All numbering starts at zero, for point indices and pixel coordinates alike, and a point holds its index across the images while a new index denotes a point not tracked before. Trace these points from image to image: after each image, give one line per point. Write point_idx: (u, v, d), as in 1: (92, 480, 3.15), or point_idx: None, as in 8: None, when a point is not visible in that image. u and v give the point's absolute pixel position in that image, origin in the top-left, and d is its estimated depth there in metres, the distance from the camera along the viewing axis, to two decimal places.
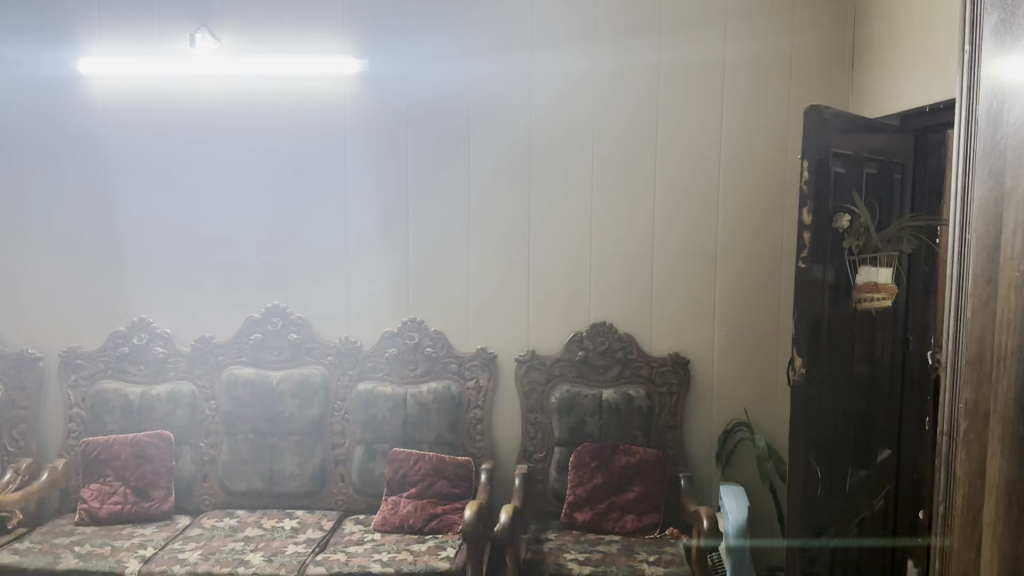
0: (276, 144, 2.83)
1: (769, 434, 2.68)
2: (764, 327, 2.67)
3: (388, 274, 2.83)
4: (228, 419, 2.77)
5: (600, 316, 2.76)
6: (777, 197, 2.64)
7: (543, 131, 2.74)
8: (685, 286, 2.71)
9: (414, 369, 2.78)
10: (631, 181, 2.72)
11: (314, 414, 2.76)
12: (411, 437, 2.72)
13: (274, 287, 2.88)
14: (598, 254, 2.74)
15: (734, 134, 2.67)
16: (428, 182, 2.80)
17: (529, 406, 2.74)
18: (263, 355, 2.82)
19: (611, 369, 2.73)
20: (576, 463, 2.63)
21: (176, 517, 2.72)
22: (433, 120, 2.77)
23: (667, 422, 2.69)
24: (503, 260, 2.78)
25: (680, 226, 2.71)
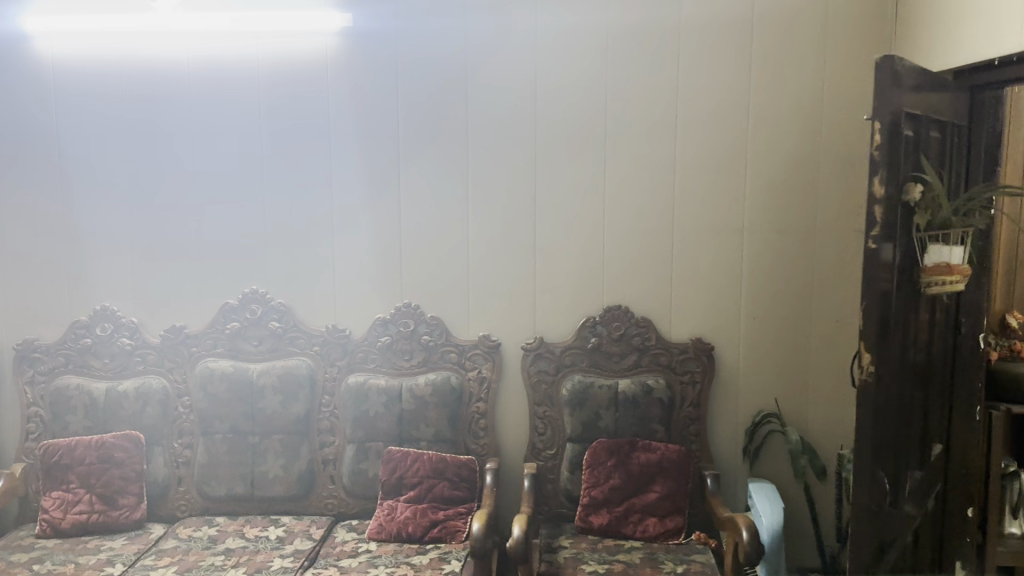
0: (250, 111, 2.53)
1: (802, 424, 2.49)
2: (795, 307, 2.45)
3: (378, 255, 2.55)
4: (204, 417, 2.50)
5: (614, 299, 2.50)
6: (811, 164, 2.41)
7: (550, 95, 2.44)
8: (709, 265, 2.46)
9: (409, 359, 2.51)
10: (648, 149, 2.44)
11: (299, 410, 2.48)
12: (408, 434, 2.45)
13: (251, 270, 2.59)
14: (613, 231, 2.48)
15: (764, 94, 2.40)
16: (421, 152, 2.50)
17: (538, 399, 2.47)
18: (241, 345, 2.54)
19: (627, 358, 2.46)
20: (590, 461, 2.36)
21: (149, 526, 2.46)
22: (426, 84, 2.47)
23: (689, 415, 2.44)
24: (508, 239, 2.50)
25: (704, 199, 2.44)
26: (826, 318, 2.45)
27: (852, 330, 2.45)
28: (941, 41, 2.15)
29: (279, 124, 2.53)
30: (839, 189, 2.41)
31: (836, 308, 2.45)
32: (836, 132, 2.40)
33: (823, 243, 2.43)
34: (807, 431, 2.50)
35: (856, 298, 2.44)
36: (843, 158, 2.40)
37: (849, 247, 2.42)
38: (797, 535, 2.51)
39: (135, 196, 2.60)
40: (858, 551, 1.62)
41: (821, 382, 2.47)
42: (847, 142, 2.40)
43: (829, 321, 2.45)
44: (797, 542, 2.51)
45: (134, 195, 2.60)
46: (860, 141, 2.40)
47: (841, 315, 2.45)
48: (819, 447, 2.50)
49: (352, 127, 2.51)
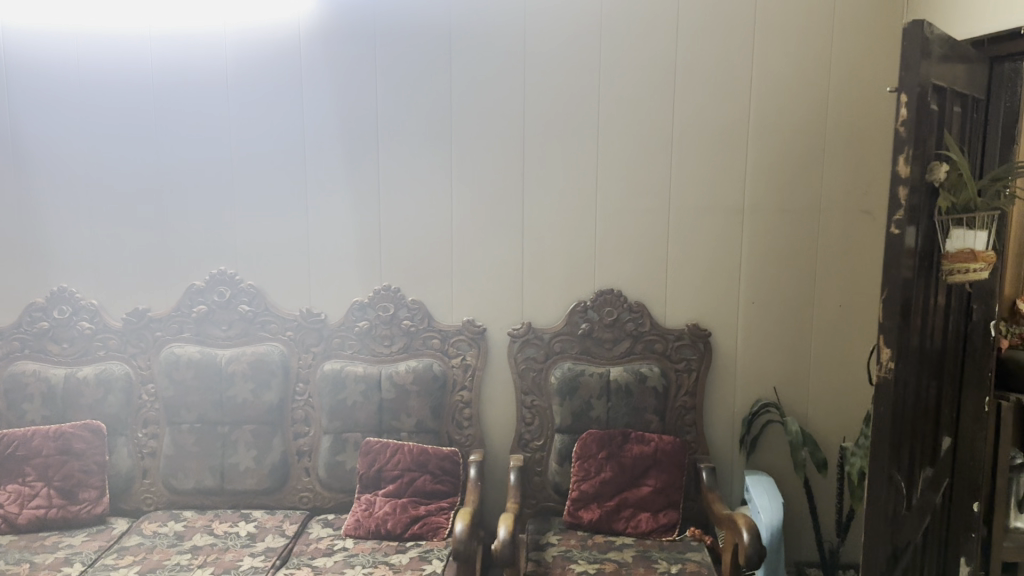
0: (217, 79, 2.36)
1: (801, 414, 2.38)
2: (797, 291, 2.33)
3: (354, 235, 2.39)
4: (169, 406, 2.35)
5: (606, 282, 2.36)
6: (816, 140, 2.28)
7: (542, 63, 2.28)
8: (707, 246, 2.33)
9: (389, 345, 2.36)
10: (647, 123, 2.29)
11: (272, 399, 2.34)
12: (387, 425, 2.32)
13: (218, 250, 2.43)
14: (606, 210, 2.33)
15: (769, 65, 2.25)
16: (403, 124, 2.33)
17: (525, 388, 2.34)
18: (209, 329, 2.39)
19: (620, 344, 2.33)
20: (580, 453, 2.24)
21: (111, 521, 2.31)
22: (406, 52, 2.30)
23: (684, 404, 2.32)
24: (495, 218, 2.35)
25: (705, 176, 2.30)
26: (829, 302, 2.33)
27: (856, 316, 2.33)
28: (960, 9, 2.00)
29: (248, 95, 2.36)
30: (847, 167, 2.28)
31: (840, 292, 2.33)
32: (842, 105, 2.26)
33: (828, 224, 2.31)
34: (807, 420, 2.38)
35: (862, 282, 2.32)
36: (850, 134, 2.27)
37: (855, 228, 2.30)
38: (795, 529, 2.40)
39: (94, 170, 2.42)
40: (873, 558, 1.51)
41: (823, 369, 2.36)
42: (855, 117, 2.26)
43: (832, 306, 2.34)
44: (794, 537, 2.40)
45: (92, 170, 2.42)
46: (870, 117, 2.26)
47: (845, 300, 2.33)
48: (819, 438, 2.39)
49: (327, 98, 2.34)
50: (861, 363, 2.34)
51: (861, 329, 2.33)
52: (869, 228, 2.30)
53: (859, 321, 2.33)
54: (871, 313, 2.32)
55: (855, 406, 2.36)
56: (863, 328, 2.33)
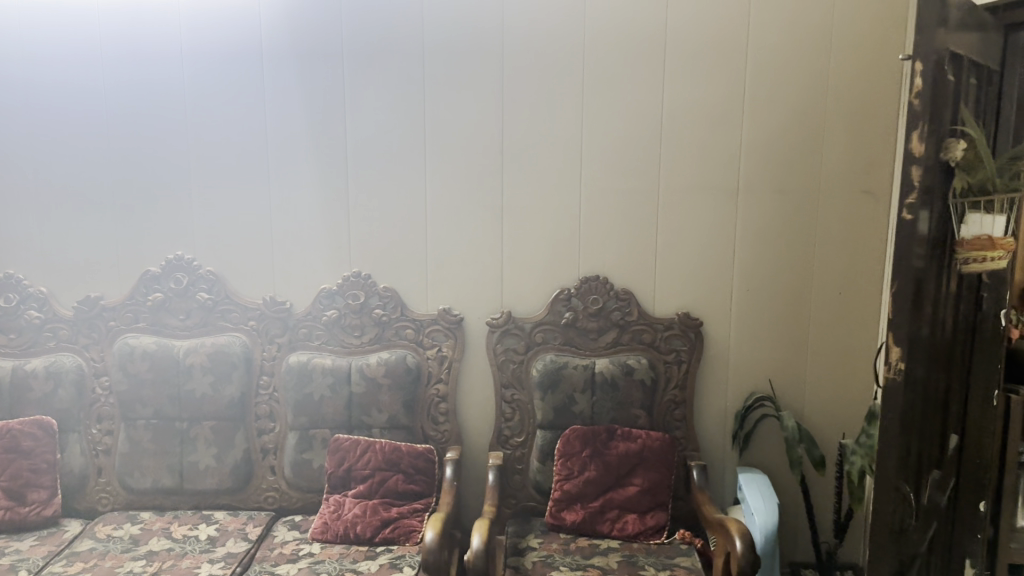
0: (172, 49, 2.18)
1: (797, 407, 2.25)
2: (794, 279, 2.19)
3: (321, 219, 2.23)
4: (123, 401, 2.20)
5: (591, 269, 2.21)
6: (814, 117, 2.13)
7: (524, 33, 2.12)
8: (700, 230, 2.18)
9: (359, 336, 2.21)
10: (635, 99, 2.13)
11: (233, 394, 2.19)
12: (358, 421, 2.18)
13: (174, 234, 2.27)
14: (593, 192, 2.18)
15: (766, 36, 2.10)
16: (374, 99, 2.17)
17: (504, 381, 2.20)
18: (166, 319, 2.24)
19: (606, 334, 2.19)
20: (563, 451, 2.10)
21: (63, 523, 2.16)
22: (375, 20, 2.14)
23: (674, 398, 2.19)
24: (471, 200, 2.20)
25: (698, 157, 2.15)
26: (828, 290, 2.19)
27: (857, 305, 2.19)
28: None
29: (202, 69, 2.19)
30: (848, 146, 2.14)
31: (840, 279, 2.19)
32: (844, 80, 2.11)
33: (826, 206, 2.16)
34: (804, 414, 2.25)
35: (863, 269, 2.18)
36: (853, 110, 2.12)
37: (856, 210, 2.16)
38: (790, 528, 2.28)
39: (41, 149, 2.26)
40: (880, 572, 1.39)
41: (821, 361, 2.22)
42: (857, 92, 2.12)
43: (831, 294, 2.20)
44: (789, 536, 2.28)
45: (40, 149, 2.26)
46: (873, 92, 2.11)
47: (845, 288, 2.19)
48: (817, 434, 2.26)
49: (289, 71, 2.17)
50: (861, 354, 2.21)
51: (861, 318, 2.20)
52: (871, 210, 2.16)
53: (860, 310, 2.19)
54: (872, 301, 2.19)
55: (854, 400, 2.23)
56: (864, 318, 2.20)
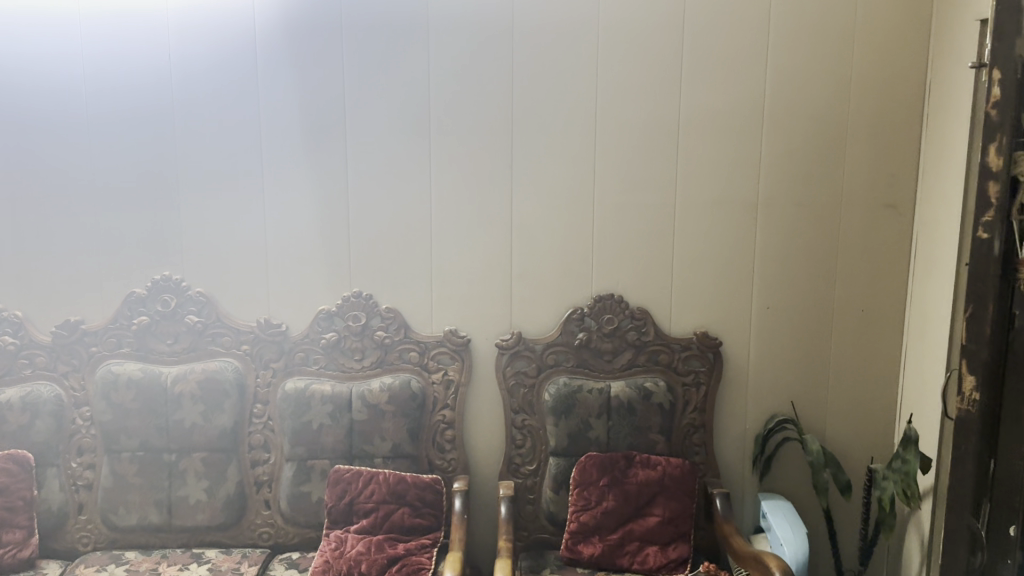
0: (158, 55, 2.05)
1: (819, 429, 2.16)
2: (815, 296, 2.10)
3: (318, 236, 2.10)
4: (106, 432, 2.05)
5: (606, 287, 2.11)
6: (836, 127, 2.04)
7: (533, 38, 2.01)
8: (717, 246, 2.08)
9: (360, 360, 2.08)
10: (652, 109, 2.03)
11: (226, 423, 2.05)
12: (360, 450, 2.04)
13: (160, 253, 2.12)
14: (606, 206, 2.07)
15: (786, 44, 2.01)
16: (375, 108, 2.05)
17: (515, 406, 2.08)
18: (152, 344, 2.09)
19: (621, 356, 2.08)
20: (578, 479, 1.99)
21: (41, 565, 2.00)
22: (376, 25, 2.02)
23: (692, 422, 2.08)
24: (478, 216, 2.08)
25: (716, 168, 2.06)
26: (850, 307, 2.11)
27: (879, 323, 2.11)
28: None
29: (192, 78, 2.05)
30: (869, 158, 2.05)
31: (861, 295, 2.10)
32: (866, 90, 2.03)
33: (848, 220, 2.08)
34: (826, 437, 2.16)
35: (885, 285, 2.09)
36: (875, 121, 2.04)
37: (878, 224, 2.08)
38: (813, 555, 2.19)
39: (16, 163, 2.12)
40: None
41: (844, 382, 2.13)
42: (880, 101, 2.03)
43: (853, 311, 2.11)
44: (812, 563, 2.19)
45: (15, 162, 2.12)
46: (895, 102, 2.03)
47: (867, 305, 2.10)
48: (841, 456, 2.17)
49: (285, 78, 2.04)
50: (886, 375, 2.12)
51: (885, 336, 2.11)
52: (894, 224, 2.07)
53: (883, 328, 2.11)
54: (895, 319, 2.10)
55: (878, 422, 2.14)
56: (887, 336, 2.11)
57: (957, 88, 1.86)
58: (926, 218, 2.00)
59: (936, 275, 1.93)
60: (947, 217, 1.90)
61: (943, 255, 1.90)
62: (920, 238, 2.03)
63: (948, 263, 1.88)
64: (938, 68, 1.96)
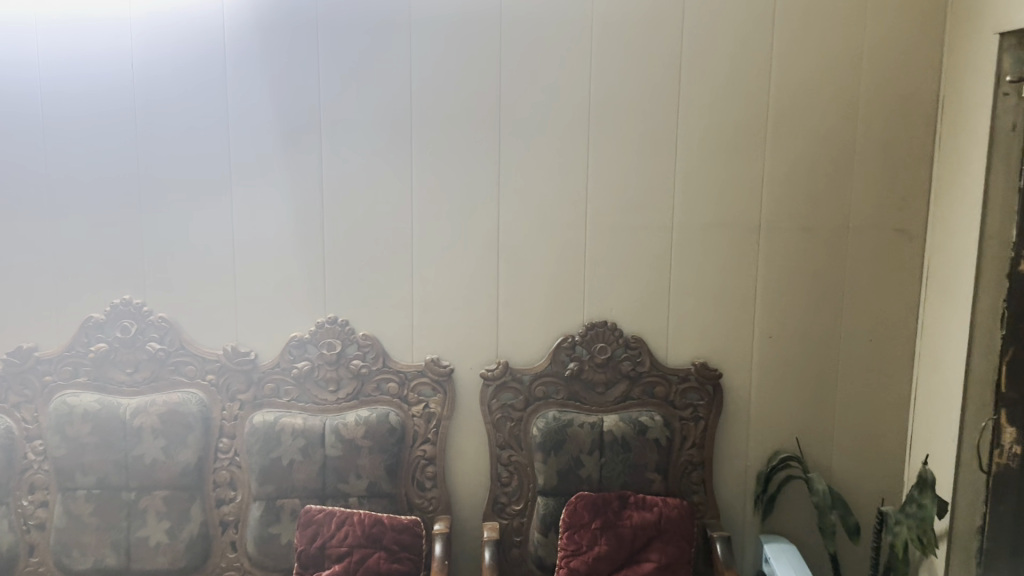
0: (120, 63, 1.92)
1: (825, 466, 2.02)
2: (820, 325, 1.97)
3: (292, 258, 1.97)
4: (59, 468, 1.90)
5: (599, 314, 1.97)
6: (843, 146, 1.92)
7: (522, 49, 1.89)
8: (717, 271, 1.96)
9: (335, 391, 1.94)
10: (648, 124, 1.91)
11: (189, 459, 1.90)
12: (334, 489, 1.90)
13: (120, 274, 1.98)
14: (599, 228, 1.94)
15: (793, 58, 1.89)
16: (353, 121, 1.92)
17: (501, 440, 1.95)
18: (111, 373, 1.96)
19: (614, 388, 1.95)
20: (569, 522, 1.84)
21: None
22: (354, 32, 1.90)
23: (690, 459, 1.95)
24: (462, 237, 1.95)
25: (716, 188, 1.93)
26: (858, 336, 1.98)
27: (889, 354, 1.98)
28: None
29: (156, 87, 1.93)
30: (877, 180, 1.93)
31: (870, 325, 1.97)
32: (874, 107, 1.91)
33: (856, 245, 1.95)
34: (833, 475, 2.03)
35: (895, 314, 1.96)
36: (883, 140, 1.92)
37: (887, 248, 1.95)
38: None
39: None
40: None
41: (852, 416, 2.00)
42: (890, 118, 1.91)
43: (861, 340, 1.98)
44: None
45: None
46: (905, 120, 1.91)
47: (874, 335, 1.98)
48: (848, 495, 2.03)
49: (256, 86, 1.92)
50: (896, 409, 1.99)
51: (895, 367, 1.98)
52: (904, 249, 1.95)
53: (893, 359, 1.98)
54: (906, 350, 1.97)
55: (887, 459, 2.01)
56: (897, 367, 1.98)
57: (974, 105, 1.74)
58: (939, 242, 1.88)
59: (953, 303, 1.80)
60: (964, 242, 1.77)
61: (960, 283, 1.78)
62: (932, 264, 1.91)
63: (965, 291, 1.76)
64: (952, 84, 1.84)
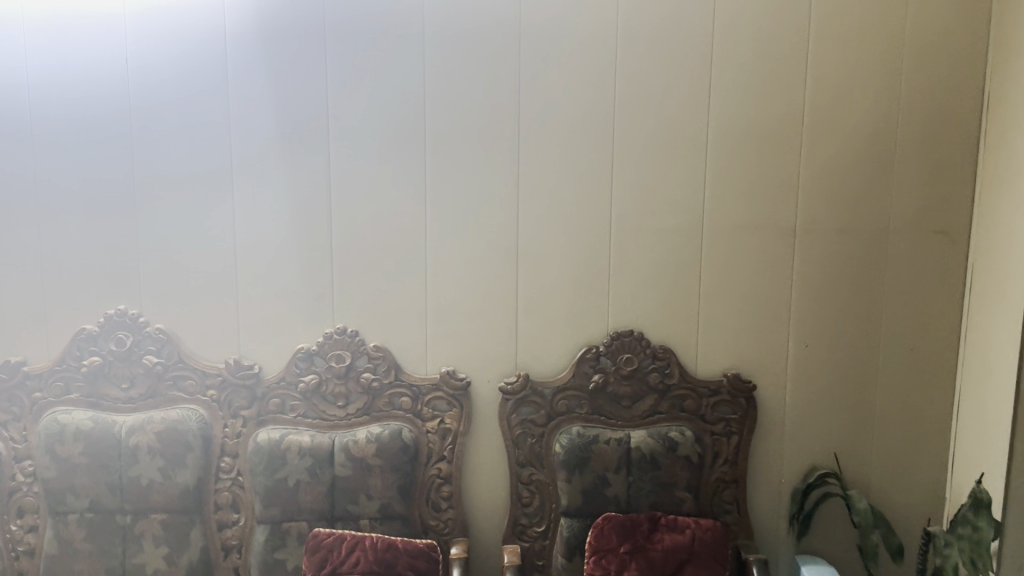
0: (112, 60, 1.81)
1: (864, 483, 1.91)
2: (859, 333, 1.86)
3: (297, 265, 1.85)
4: (50, 491, 1.78)
5: (624, 323, 1.86)
6: (883, 143, 1.81)
7: (542, 42, 1.77)
8: (749, 276, 1.84)
9: (344, 406, 1.83)
10: (676, 120, 1.79)
11: (189, 480, 1.78)
12: (343, 511, 1.78)
13: (115, 284, 1.87)
14: (624, 231, 1.83)
15: (829, 49, 1.78)
16: (361, 119, 1.80)
17: (521, 458, 1.83)
18: (105, 388, 1.85)
19: (641, 402, 1.83)
20: (596, 546, 1.71)
21: None
22: (362, 24, 1.78)
23: (723, 477, 1.83)
24: (478, 242, 1.83)
25: (747, 188, 1.82)
26: (899, 345, 1.86)
27: (932, 364, 1.86)
28: None
29: (151, 85, 1.81)
30: (919, 178, 1.82)
31: (912, 333, 1.86)
32: (916, 101, 1.80)
33: (896, 248, 1.84)
34: (872, 492, 1.91)
35: (938, 321, 1.85)
36: (925, 137, 1.80)
37: (928, 251, 1.84)
38: None
39: None
40: None
41: (892, 430, 1.88)
42: (932, 112, 1.80)
43: (902, 349, 1.86)
44: None
45: None
46: (949, 115, 1.80)
47: (916, 343, 1.86)
48: (889, 514, 1.92)
49: (257, 82, 1.80)
50: (939, 422, 1.87)
51: (938, 378, 1.86)
52: (947, 252, 1.83)
53: (936, 368, 1.86)
54: (950, 359, 1.86)
55: (931, 475, 1.89)
56: (941, 377, 1.86)
57: None
58: (986, 245, 1.76)
59: (1004, 310, 1.69)
60: (1015, 245, 1.66)
61: (1012, 289, 1.66)
62: (978, 268, 1.80)
63: (1016, 297, 1.64)
64: (1000, 76, 1.72)
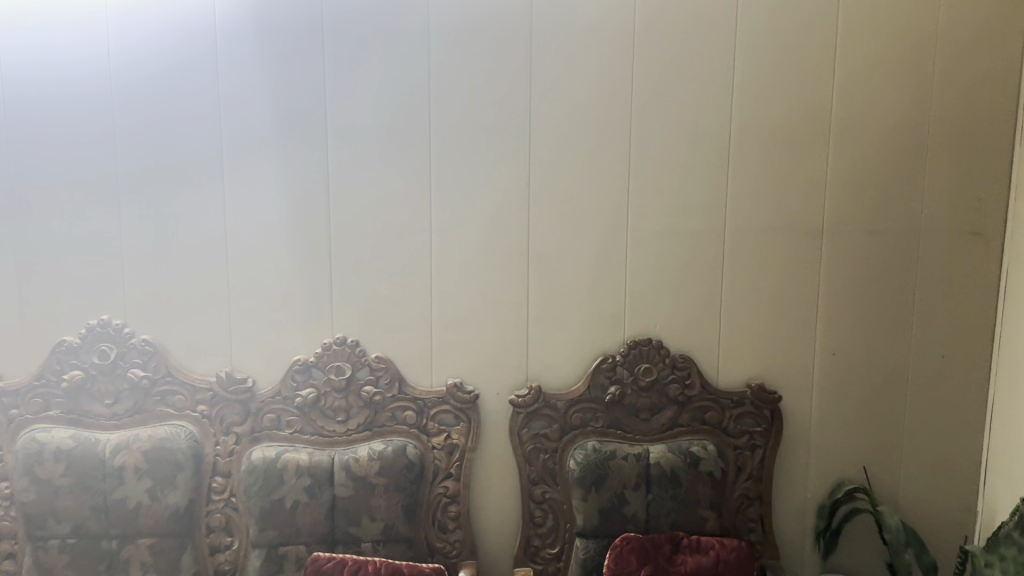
0: (94, 52, 1.69)
1: (893, 498, 1.81)
2: (889, 340, 1.76)
3: (293, 271, 1.73)
4: (30, 515, 1.66)
5: (641, 331, 1.75)
6: (914, 139, 1.70)
7: (554, 32, 1.66)
8: (773, 281, 1.74)
9: (344, 422, 1.71)
10: (696, 116, 1.69)
11: (178, 502, 1.67)
12: (345, 533, 1.67)
13: (97, 292, 1.75)
14: (641, 234, 1.72)
15: (858, 40, 1.67)
16: (362, 115, 1.69)
17: (533, 475, 1.72)
18: (87, 404, 1.73)
19: (660, 415, 1.72)
20: (614, 569, 1.61)
21: None
22: (363, 14, 1.66)
23: (747, 493, 1.73)
24: (486, 246, 1.72)
25: (771, 188, 1.71)
26: (932, 353, 1.76)
27: (966, 372, 1.76)
28: None
29: (135, 80, 1.69)
30: (953, 176, 1.72)
31: (945, 340, 1.76)
32: (949, 95, 1.69)
33: (928, 250, 1.74)
34: (901, 507, 1.81)
35: (972, 327, 1.75)
36: (959, 133, 1.70)
37: (962, 253, 1.74)
38: None
39: None
40: None
41: (923, 443, 1.79)
42: (966, 107, 1.69)
43: (934, 357, 1.76)
44: None
45: None
46: (984, 110, 1.69)
47: (949, 351, 1.76)
48: (919, 529, 1.82)
49: (250, 77, 1.68)
50: (972, 434, 1.78)
51: (972, 387, 1.76)
52: (982, 255, 1.73)
53: (970, 378, 1.76)
54: (984, 368, 1.76)
55: (963, 489, 1.80)
56: (975, 387, 1.76)
57: None
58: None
59: None
60: None
61: None
62: (1015, 272, 1.70)
63: None
64: None
